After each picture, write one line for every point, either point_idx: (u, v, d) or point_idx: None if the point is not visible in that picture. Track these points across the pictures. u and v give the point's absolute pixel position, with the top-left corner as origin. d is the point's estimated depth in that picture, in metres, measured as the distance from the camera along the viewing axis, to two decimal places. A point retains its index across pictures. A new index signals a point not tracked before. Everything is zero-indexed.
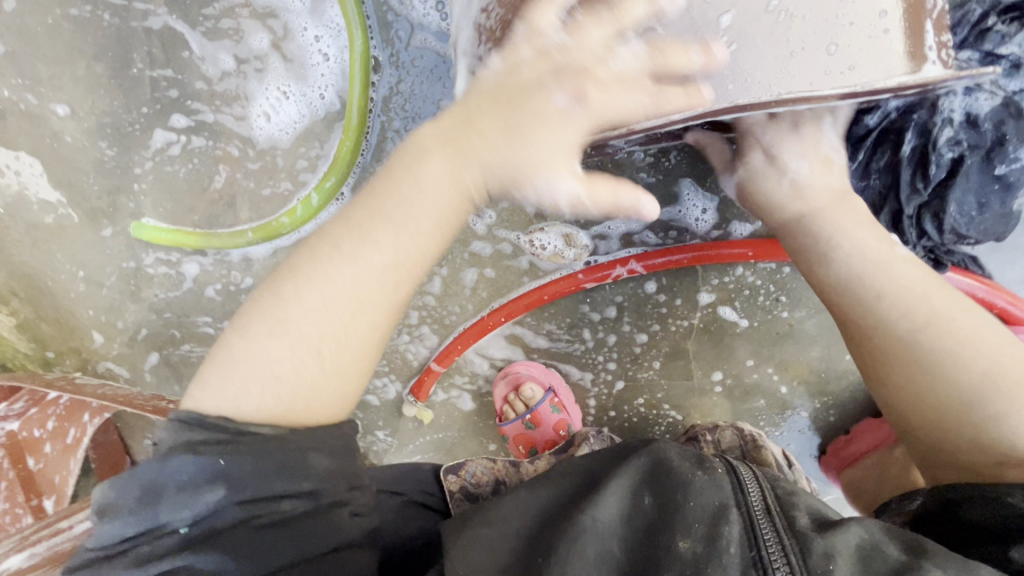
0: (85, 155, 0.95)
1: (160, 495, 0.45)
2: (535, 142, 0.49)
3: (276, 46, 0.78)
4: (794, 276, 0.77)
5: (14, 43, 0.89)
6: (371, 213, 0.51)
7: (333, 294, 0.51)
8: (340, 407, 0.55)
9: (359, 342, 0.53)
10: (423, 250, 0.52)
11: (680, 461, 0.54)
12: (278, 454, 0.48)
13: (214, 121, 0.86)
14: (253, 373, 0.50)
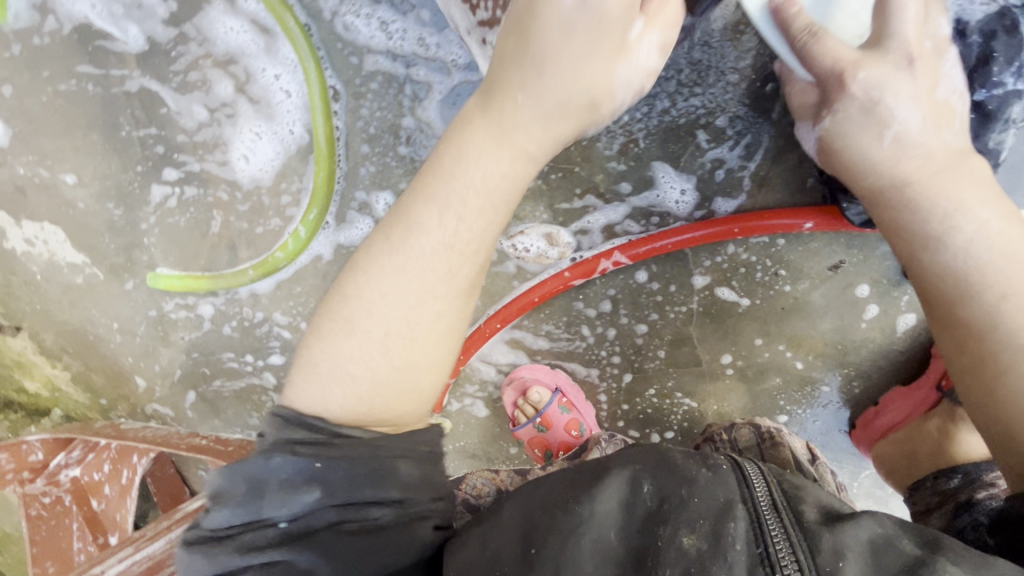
0: (98, 217, 1.01)
1: (264, 490, 0.46)
2: (560, 55, 0.50)
3: (241, 91, 0.80)
4: (790, 248, 0.72)
5: (19, 125, 0.95)
6: (420, 199, 0.52)
7: (399, 284, 0.52)
8: (421, 403, 0.54)
9: (426, 331, 0.52)
10: (479, 231, 0.53)
11: (685, 457, 0.52)
12: (372, 460, 0.48)
13: (200, 170, 0.90)
14: (331, 374, 0.52)
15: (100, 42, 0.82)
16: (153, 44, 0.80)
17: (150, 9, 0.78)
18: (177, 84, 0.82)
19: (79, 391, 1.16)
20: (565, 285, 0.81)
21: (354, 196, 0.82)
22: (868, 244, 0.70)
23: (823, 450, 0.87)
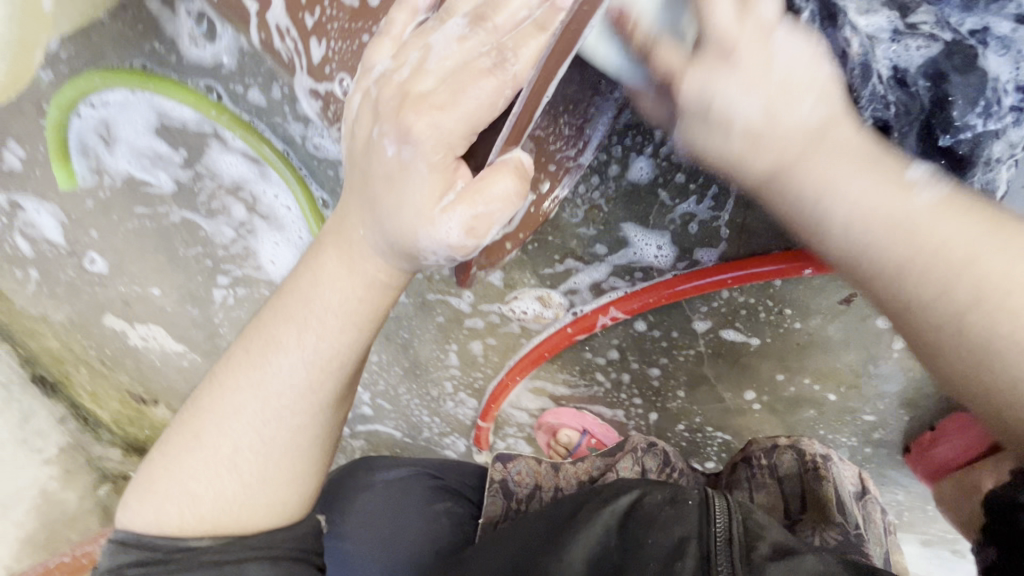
0: (184, 316, 1.20)
1: None
2: (391, 207, 0.41)
3: (253, 211, 0.90)
4: (789, 288, 0.66)
5: (111, 254, 1.15)
6: (276, 316, 0.48)
7: (253, 408, 0.48)
8: (282, 512, 0.49)
9: (284, 449, 0.48)
10: (340, 349, 0.47)
11: (656, 501, 0.57)
12: (215, 568, 0.45)
13: (243, 274, 1.03)
14: (172, 491, 0.47)
15: (144, 188, 0.97)
16: (180, 184, 0.92)
17: (168, 158, 0.89)
18: (206, 212, 0.94)
19: None
20: (570, 339, 0.81)
21: None
22: None
23: (881, 472, 0.80)
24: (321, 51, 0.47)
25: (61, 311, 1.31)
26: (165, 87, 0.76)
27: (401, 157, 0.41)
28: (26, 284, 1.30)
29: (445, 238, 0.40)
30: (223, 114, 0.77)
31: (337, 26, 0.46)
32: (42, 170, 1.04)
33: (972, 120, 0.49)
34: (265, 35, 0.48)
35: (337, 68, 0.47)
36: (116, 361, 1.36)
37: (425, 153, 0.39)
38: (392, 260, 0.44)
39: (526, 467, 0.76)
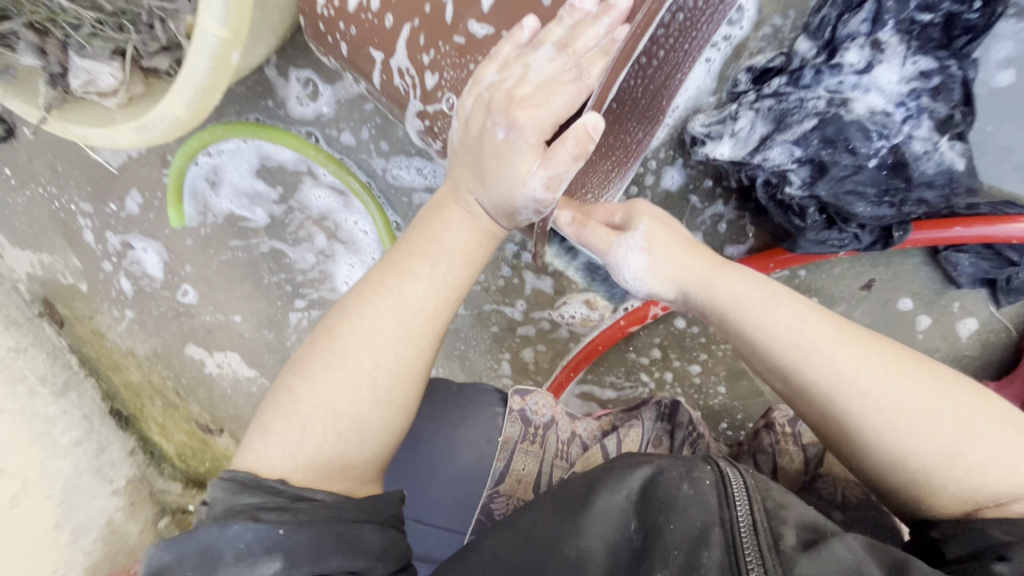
0: (259, 340, 1.34)
1: (217, 563, 0.42)
2: (506, 172, 0.52)
3: (334, 238, 1.05)
4: (814, 277, 0.72)
5: (202, 287, 1.31)
6: (408, 251, 0.55)
7: (388, 331, 0.52)
8: (394, 439, 0.54)
9: (409, 371, 0.53)
10: (461, 277, 0.56)
11: (669, 476, 0.54)
12: (337, 524, 0.45)
13: (319, 296, 1.16)
14: (313, 416, 0.50)
15: (241, 224, 1.13)
16: (273, 218, 1.08)
17: (265, 196, 1.06)
18: (292, 241, 1.10)
19: None
20: (623, 332, 0.88)
21: None
22: (895, 259, 0.69)
23: None
24: (434, 80, 0.58)
25: (149, 343, 1.44)
26: (275, 135, 0.93)
27: (507, 140, 0.52)
28: (120, 321, 1.44)
29: (534, 193, 0.52)
30: (318, 152, 0.92)
31: (448, 61, 0.57)
32: (156, 213, 1.24)
33: (921, 145, 0.60)
34: (387, 75, 0.61)
35: (445, 89, 0.58)
36: (190, 390, 1.46)
37: (525, 135, 0.51)
38: (498, 217, 0.56)
39: (545, 401, 0.72)
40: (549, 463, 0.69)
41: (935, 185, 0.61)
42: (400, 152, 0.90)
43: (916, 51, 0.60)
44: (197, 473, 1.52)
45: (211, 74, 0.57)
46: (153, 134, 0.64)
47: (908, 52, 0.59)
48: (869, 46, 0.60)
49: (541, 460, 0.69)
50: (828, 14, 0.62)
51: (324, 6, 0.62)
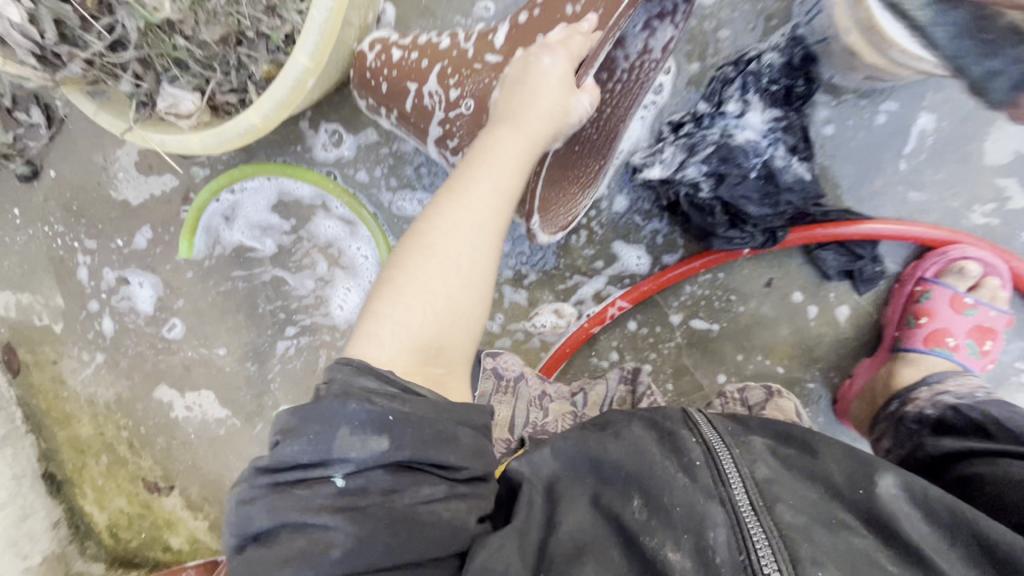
0: (239, 375, 1.37)
1: (334, 433, 0.51)
2: (545, 97, 0.72)
3: (336, 264, 1.23)
4: (729, 277, 0.96)
5: (192, 320, 1.37)
6: (474, 166, 0.71)
7: (462, 228, 0.66)
8: (479, 312, 0.68)
9: (487, 250, 0.67)
10: (515, 182, 0.70)
11: (665, 460, 0.58)
12: (436, 418, 0.55)
13: (310, 322, 1.28)
14: (420, 293, 0.64)
15: (248, 254, 1.28)
16: (282, 247, 1.25)
17: (278, 227, 1.24)
18: (295, 268, 1.25)
19: (216, 535, 1.43)
20: (587, 335, 1.02)
21: None
22: (783, 259, 0.93)
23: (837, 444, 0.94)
24: (456, 92, 0.82)
25: (113, 388, 1.44)
26: (299, 172, 1.15)
27: (550, 64, 0.72)
28: (85, 366, 1.44)
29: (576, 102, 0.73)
30: (335, 185, 1.13)
31: (469, 79, 0.81)
32: (163, 247, 1.36)
33: (788, 164, 0.81)
34: (419, 100, 0.85)
35: (465, 96, 0.81)
36: (147, 441, 1.44)
37: (557, 67, 0.71)
38: (535, 135, 0.73)
39: (512, 359, 0.88)
40: (523, 406, 0.83)
41: (796, 191, 0.81)
42: (405, 187, 1.13)
43: (774, 101, 0.80)
44: (125, 552, 1.47)
45: (290, 91, 0.79)
46: (227, 139, 0.83)
47: (772, 102, 0.80)
48: (743, 98, 0.81)
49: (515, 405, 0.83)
50: (715, 82, 0.84)
51: (373, 61, 0.89)
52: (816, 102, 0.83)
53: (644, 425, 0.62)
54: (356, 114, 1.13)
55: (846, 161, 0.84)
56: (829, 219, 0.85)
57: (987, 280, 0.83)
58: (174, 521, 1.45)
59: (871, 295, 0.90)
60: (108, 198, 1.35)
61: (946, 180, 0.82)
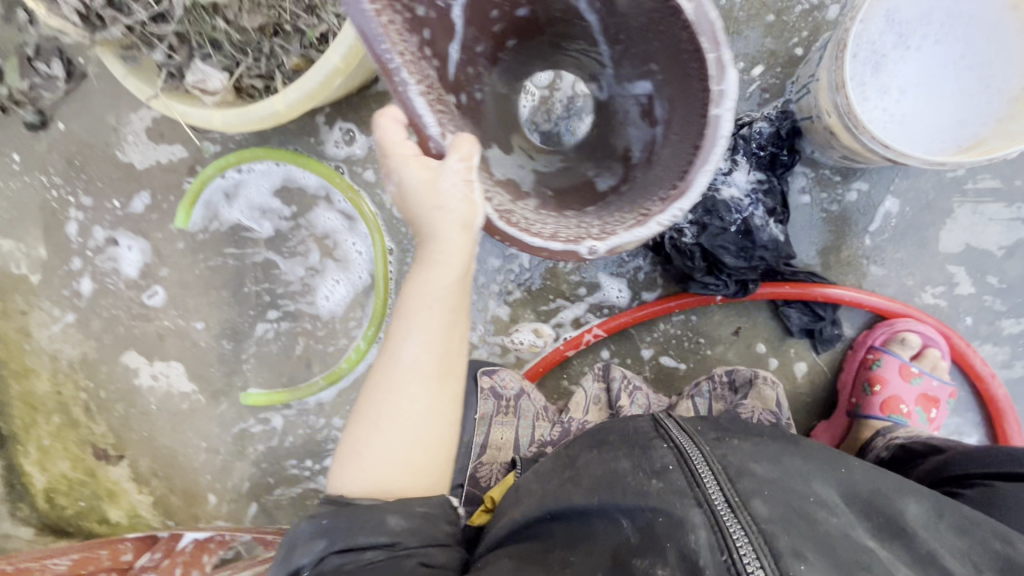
0: (213, 352, 1.37)
1: (294, 546, 0.64)
2: (440, 222, 0.64)
3: (329, 255, 1.26)
4: (700, 320, 1.02)
5: (174, 290, 1.37)
6: (402, 320, 0.70)
7: (388, 388, 0.69)
8: (438, 452, 0.71)
9: (429, 401, 0.69)
10: (445, 326, 0.70)
11: (638, 476, 0.60)
12: (359, 532, 0.63)
13: (294, 309, 1.30)
14: (368, 457, 0.68)
15: (243, 233, 1.30)
16: (278, 232, 1.28)
17: (277, 211, 1.27)
18: (287, 254, 1.28)
19: (159, 511, 1.40)
20: (562, 356, 1.07)
21: None
22: (752, 311, 0.99)
23: None
24: None
25: (80, 347, 1.42)
26: (308, 162, 1.19)
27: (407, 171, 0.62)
28: (55, 321, 1.42)
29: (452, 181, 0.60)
30: (342, 180, 1.18)
31: None
32: (159, 214, 1.37)
33: (765, 222, 0.87)
34: None
35: None
36: (105, 405, 1.42)
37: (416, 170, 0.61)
38: (450, 262, 0.67)
39: (511, 376, 0.90)
40: (525, 424, 0.88)
41: (769, 249, 0.88)
42: None
43: (759, 164, 0.88)
44: (59, 519, 1.43)
45: (318, 86, 0.84)
46: (248, 121, 0.87)
47: (757, 164, 0.88)
48: (734, 157, 0.87)
49: (516, 426, 0.88)
50: None
51: None
52: (795, 172, 0.90)
53: (612, 452, 0.66)
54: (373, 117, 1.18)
55: (817, 228, 0.91)
56: (797, 279, 0.92)
57: (927, 351, 0.90)
58: (118, 491, 1.42)
59: (828, 355, 0.97)
60: (113, 158, 1.36)
61: (904, 259, 0.90)
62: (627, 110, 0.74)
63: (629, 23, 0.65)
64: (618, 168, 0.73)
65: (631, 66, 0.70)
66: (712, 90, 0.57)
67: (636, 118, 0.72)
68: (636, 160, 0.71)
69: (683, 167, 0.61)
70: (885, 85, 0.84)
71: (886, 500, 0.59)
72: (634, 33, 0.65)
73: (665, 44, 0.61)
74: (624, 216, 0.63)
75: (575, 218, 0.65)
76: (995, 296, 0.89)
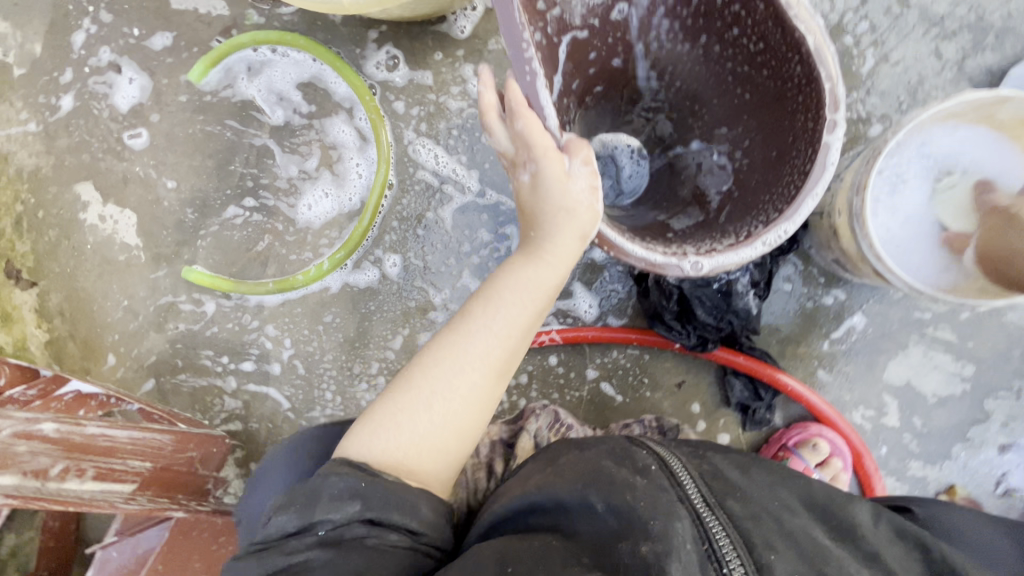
0: (172, 215, 1.30)
1: (318, 499, 0.58)
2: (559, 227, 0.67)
3: (330, 168, 1.23)
4: (652, 361, 1.04)
5: (158, 139, 1.31)
6: (481, 308, 0.71)
7: (449, 368, 0.68)
8: (470, 441, 0.69)
9: (480, 393, 0.69)
10: (519, 326, 0.70)
11: (619, 470, 0.62)
12: (391, 508, 0.59)
13: (272, 205, 1.26)
14: (404, 431, 0.66)
15: (253, 111, 1.26)
16: (288, 124, 1.24)
17: (295, 104, 1.23)
18: (287, 149, 1.24)
19: (52, 351, 1.32)
20: None
21: (374, 253, 1.20)
22: (700, 371, 1.02)
23: None
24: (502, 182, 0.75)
25: (37, 158, 1.33)
26: (346, 70, 1.17)
27: (537, 174, 0.64)
28: (21, 123, 1.34)
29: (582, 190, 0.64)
30: (371, 100, 1.16)
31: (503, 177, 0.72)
32: (174, 59, 1.30)
33: (744, 289, 0.90)
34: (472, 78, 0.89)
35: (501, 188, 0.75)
36: (38, 227, 1.33)
37: (549, 170, 0.63)
38: (553, 270, 0.69)
39: None
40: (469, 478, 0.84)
41: (739, 316, 0.92)
42: (430, 137, 1.17)
43: None
44: None
45: None
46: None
47: None
48: None
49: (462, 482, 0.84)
50: None
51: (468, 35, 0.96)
52: (787, 260, 0.94)
53: (593, 447, 0.67)
54: (424, 52, 1.17)
55: (787, 315, 0.95)
56: (751, 353, 0.96)
57: (832, 460, 0.93)
58: (16, 316, 1.33)
59: (751, 436, 1.00)
60: None
61: (853, 372, 0.94)
62: (696, 164, 0.81)
63: (717, 80, 0.77)
64: (695, 209, 0.79)
65: (704, 122, 0.80)
66: (826, 116, 0.64)
67: (708, 170, 0.80)
68: (712, 200, 0.78)
69: (789, 189, 0.67)
70: (897, 207, 0.88)
71: (843, 508, 0.63)
72: (723, 83, 0.77)
73: (761, 94, 0.73)
74: (728, 238, 0.69)
75: (672, 241, 0.71)
76: (915, 437, 0.93)
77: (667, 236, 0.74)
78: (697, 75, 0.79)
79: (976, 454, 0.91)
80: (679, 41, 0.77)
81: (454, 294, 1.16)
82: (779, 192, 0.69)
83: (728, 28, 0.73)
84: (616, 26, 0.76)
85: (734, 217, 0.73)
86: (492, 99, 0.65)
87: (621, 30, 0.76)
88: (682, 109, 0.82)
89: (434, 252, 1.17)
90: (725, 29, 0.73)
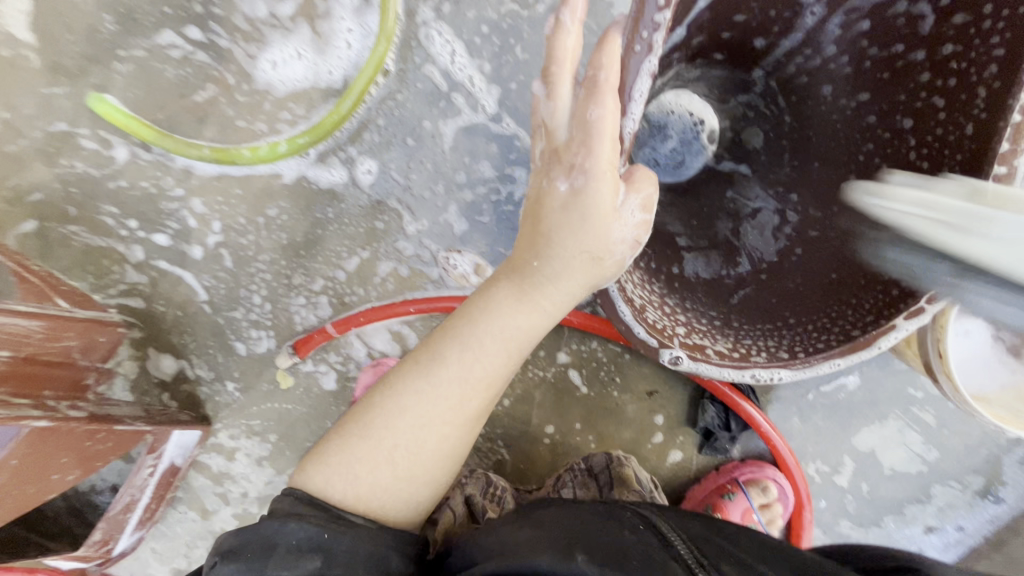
0: (83, 17, 0.97)
1: (273, 552, 0.53)
2: (566, 270, 0.57)
3: (311, 22, 0.95)
4: (629, 361, 0.95)
5: None
6: (461, 344, 0.60)
7: (419, 407, 0.60)
8: (438, 486, 0.63)
9: (454, 438, 0.61)
10: (496, 371, 0.61)
11: (599, 529, 0.57)
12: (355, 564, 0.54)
13: (225, 47, 0.97)
14: (361, 478, 0.60)
15: None
16: None
17: None
18: None
19: None
20: None
21: (346, 149, 0.97)
22: (674, 383, 0.95)
23: None
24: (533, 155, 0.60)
25: None
26: None
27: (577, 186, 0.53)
28: None
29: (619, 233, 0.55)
30: None
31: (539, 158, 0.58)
32: None
33: None
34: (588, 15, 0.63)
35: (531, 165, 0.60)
36: None
37: (598, 187, 0.52)
38: (550, 310, 0.60)
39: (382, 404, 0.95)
40: None
41: None
42: (450, 25, 0.91)
43: None
44: None
45: None
46: None
47: None
48: None
49: None
50: None
51: None
52: None
53: (569, 509, 0.62)
54: None
55: None
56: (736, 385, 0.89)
57: (774, 504, 0.92)
58: None
59: (704, 458, 0.97)
60: None
61: (825, 427, 0.91)
62: (754, 210, 0.73)
63: (845, 148, 0.67)
64: (716, 257, 0.71)
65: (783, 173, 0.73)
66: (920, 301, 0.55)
67: (759, 224, 0.72)
68: (740, 263, 0.70)
69: (816, 339, 0.60)
70: None
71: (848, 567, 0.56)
72: (847, 158, 0.67)
73: None
74: (720, 339, 0.62)
75: (664, 296, 0.63)
76: (855, 499, 0.92)
77: (668, 274, 0.67)
78: (825, 121, 0.69)
79: (903, 528, 0.92)
80: (831, 75, 0.67)
81: (432, 228, 0.97)
82: (808, 325, 0.62)
83: (903, 108, 0.61)
84: (792, 4, 0.64)
85: (743, 307, 0.66)
86: (571, 49, 0.49)
87: (793, 9, 0.64)
88: (780, 147, 0.74)
89: (420, 172, 0.96)
90: (899, 109, 0.62)
